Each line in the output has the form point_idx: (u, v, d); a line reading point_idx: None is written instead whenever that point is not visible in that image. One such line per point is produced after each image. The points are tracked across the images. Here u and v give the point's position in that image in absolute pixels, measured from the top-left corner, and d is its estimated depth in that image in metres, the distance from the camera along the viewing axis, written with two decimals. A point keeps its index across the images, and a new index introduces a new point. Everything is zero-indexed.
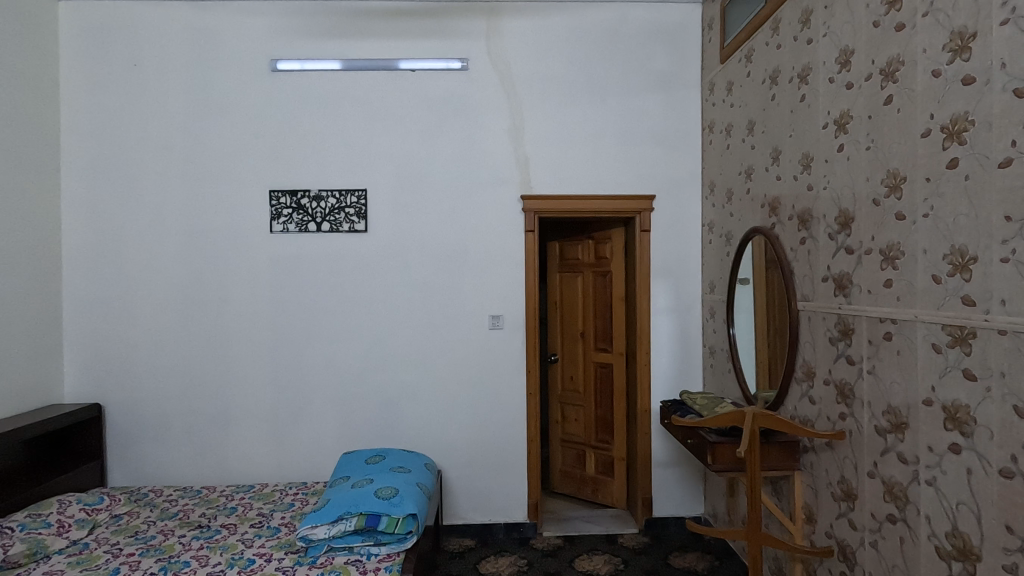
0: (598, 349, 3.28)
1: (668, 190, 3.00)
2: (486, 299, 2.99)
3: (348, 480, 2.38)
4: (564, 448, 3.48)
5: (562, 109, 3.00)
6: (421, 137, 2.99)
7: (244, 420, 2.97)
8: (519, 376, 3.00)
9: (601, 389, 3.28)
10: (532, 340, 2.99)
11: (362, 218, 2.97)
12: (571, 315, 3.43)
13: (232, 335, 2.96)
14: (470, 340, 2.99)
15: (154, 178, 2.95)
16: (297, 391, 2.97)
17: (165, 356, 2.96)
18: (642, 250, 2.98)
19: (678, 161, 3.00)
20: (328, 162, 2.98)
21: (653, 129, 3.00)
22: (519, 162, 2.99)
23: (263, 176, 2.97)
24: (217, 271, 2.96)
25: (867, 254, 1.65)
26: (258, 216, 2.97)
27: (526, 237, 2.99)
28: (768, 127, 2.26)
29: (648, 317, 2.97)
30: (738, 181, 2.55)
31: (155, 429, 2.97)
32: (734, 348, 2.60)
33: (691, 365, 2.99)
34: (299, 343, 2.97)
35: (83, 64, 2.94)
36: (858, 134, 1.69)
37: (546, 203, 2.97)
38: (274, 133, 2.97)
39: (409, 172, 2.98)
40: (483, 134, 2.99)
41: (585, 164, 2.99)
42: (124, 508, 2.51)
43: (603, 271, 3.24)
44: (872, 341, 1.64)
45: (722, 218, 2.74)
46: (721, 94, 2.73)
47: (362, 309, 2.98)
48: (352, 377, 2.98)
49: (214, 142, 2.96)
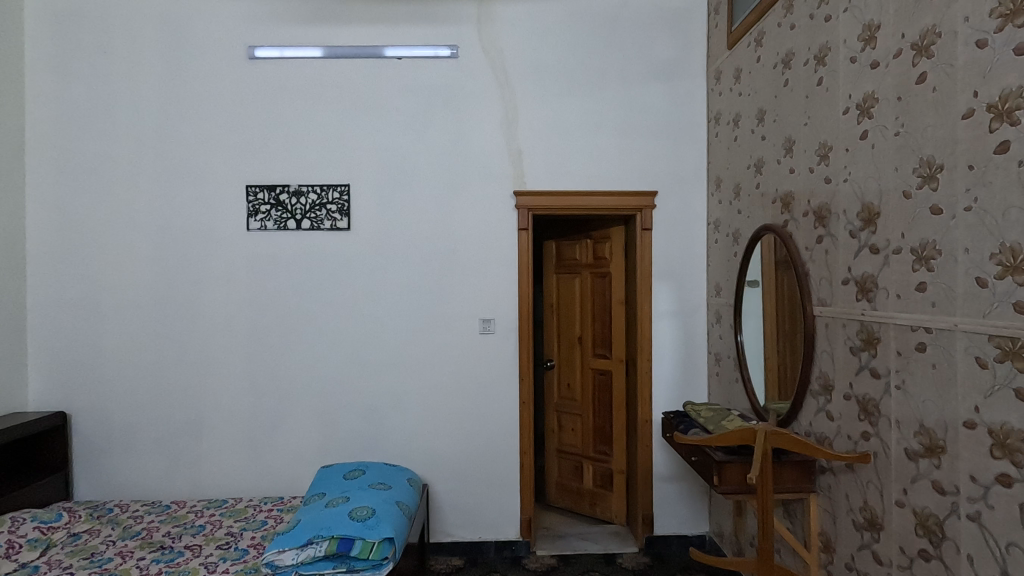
0: (597, 355, 3.09)
1: (671, 186, 2.81)
2: (477, 301, 2.81)
3: (322, 498, 2.19)
4: (560, 459, 3.29)
5: (558, 99, 2.81)
6: (407, 129, 2.81)
7: (218, 430, 2.79)
8: (512, 384, 2.81)
9: (599, 398, 3.09)
10: (525, 345, 2.80)
11: (344, 215, 2.79)
12: (568, 319, 3.24)
13: (206, 339, 2.79)
14: (459, 345, 2.81)
15: (125, 172, 2.78)
16: (275, 399, 2.79)
17: (134, 361, 2.78)
18: (643, 251, 2.79)
19: (682, 155, 2.81)
20: (309, 156, 2.80)
21: (655, 120, 2.81)
22: (512, 156, 2.81)
23: (240, 170, 2.79)
24: (191, 270, 2.78)
25: (896, 254, 1.46)
26: (234, 213, 2.79)
27: (519, 236, 2.80)
28: (780, 116, 2.07)
29: (650, 322, 2.78)
30: (746, 175, 2.36)
31: (124, 439, 2.79)
32: (741, 356, 2.41)
33: (695, 373, 2.80)
34: (278, 348, 2.79)
35: (50, 50, 2.77)
36: (886, 118, 1.50)
37: (541, 199, 2.79)
38: (252, 124, 2.79)
39: (394, 166, 2.80)
40: (474, 126, 2.81)
41: (583, 157, 2.80)
42: (84, 526, 2.34)
43: (602, 273, 3.05)
44: (901, 353, 1.44)
45: (729, 216, 2.55)
46: (728, 82, 2.55)
47: (344, 312, 2.80)
48: (334, 384, 2.80)
49: (188, 134, 2.78)
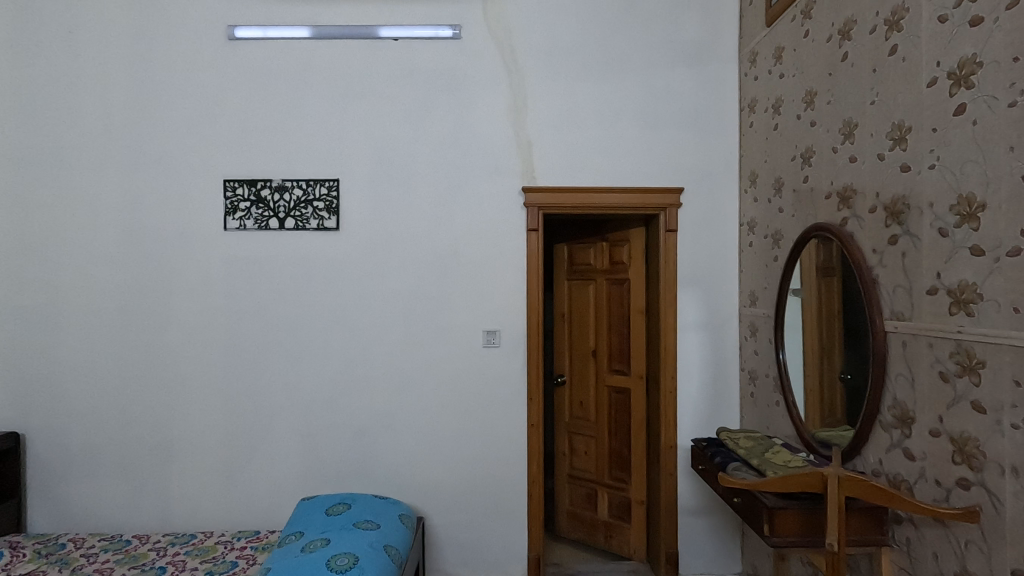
0: (613, 371, 2.78)
1: (699, 182, 2.50)
2: (481, 310, 2.51)
3: (299, 539, 1.90)
4: (572, 486, 2.97)
5: (572, 86, 2.52)
6: (404, 117, 2.52)
7: (190, 454, 2.49)
8: (520, 404, 2.50)
9: (616, 418, 2.77)
10: (535, 360, 2.49)
11: (333, 213, 2.49)
12: (581, 331, 2.92)
13: (177, 353, 2.49)
14: (460, 359, 2.50)
15: (90, 165, 2.50)
16: (253, 419, 2.49)
17: (97, 375, 2.49)
18: (667, 254, 2.49)
19: (711, 148, 2.51)
20: (294, 147, 2.51)
21: (681, 109, 2.51)
22: (521, 148, 2.52)
23: (217, 163, 2.50)
24: (161, 275, 2.49)
25: (1012, 256, 1.16)
26: (211, 211, 2.50)
27: (528, 237, 2.50)
28: (837, 96, 1.77)
29: (674, 334, 2.47)
30: (790, 169, 2.06)
31: (85, 464, 2.49)
32: (783, 375, 2.10)
33: (725, 393, 2.48)
34: (257, 362, 2.49)
35: (9, 30, 2.49)
36: (995, 86, 1.20)
37: (552, 197, 2.49)
38: (231, 112, 2.51)
39: (388, 159, 2.51)
40: (478, 114, 2.52)
41: (600, 151, 2.51)
42: (27, 568, 2.04)
43: (620, 279, 2.74)
44: (1019, 382, 1.14)
45: (768, 215, 2.24)
46: (767, 63, 2.25)
47: (332, 321, 2.50)
48: (319, 403, 2.49)
49: (160, 123, 2.50)
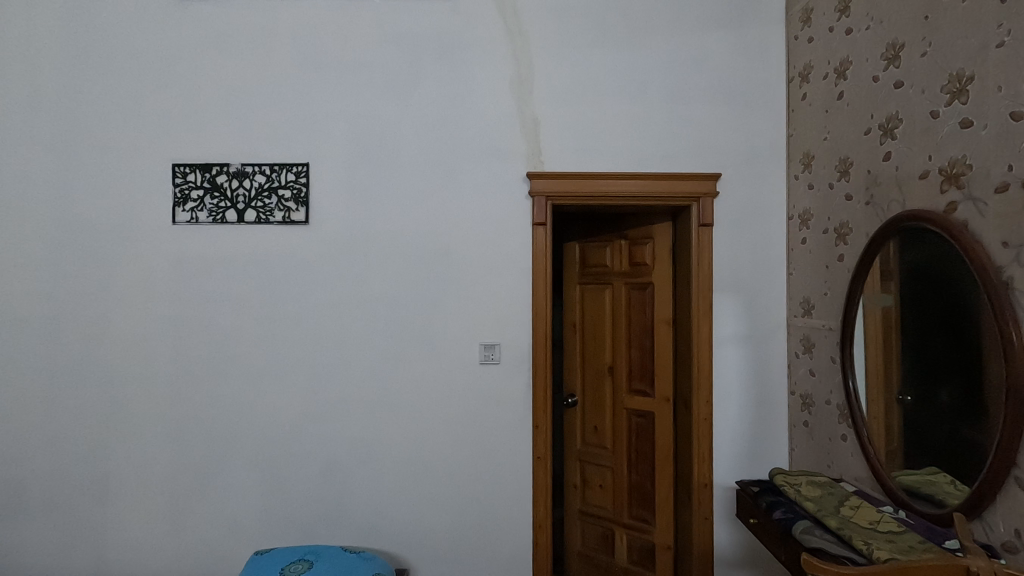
0: (633, 392, 2.36)
1: (738, 167, 2.09)
2: (477, 320, 2.10)
3: None
4: (585, 525, 2.54)
5: (587, 53, 2.11)
6: (386, 90, 2.12)
7: (130, 491, 2.09)
8: (523, 433, 2.09)
9: (637, 448, 2.35)
10: (542, 381, 2.08)
11: (301, 204, 2.09)
12: (595, 343, 2.50)
13: (117, 369, 2.09)
14: (452, 378, 2.09)
15: (15, 146, 2.11)
16: (205, 449, 2.09)
17: (18, 397, 2.09)
18: (700, 253, 2.07)
19: (753, 127, 2.09)
20: (256, 126, 2.11)
21: (717, 80, 2.10)
22: (526, 127, 2.11)
23: (166, 144, 2.11)
24: (97, 278, 2.09)
25: None
26: (157, 201, 2.11)
27: (534, 233, 2.09)
28: (937, 43, 1.36)
29: (709, 350, 2.06)
30: (863, 145, 1.65)
31: (4, 503, 2.09)
32: (854, 403, 1.68)
33: (769, 421, 2.07)
34: (211, 381, 2.09)
35: None
36: None
37: (562, 184, 2.09)
38: (183, 84, 2.11)
39: (368, 140, 2.11)
40: (474, 86, 2.11)
41: (620, 130, 2.10)
42: None
43: (642, 284, 2.32)
44: None
45: (828, 204, 1.83)
46: (828, 17, 1.84)
47: (301, 333, 2.09)
48: (284, 429, 2.09)
49: (99, 97, 2.11)
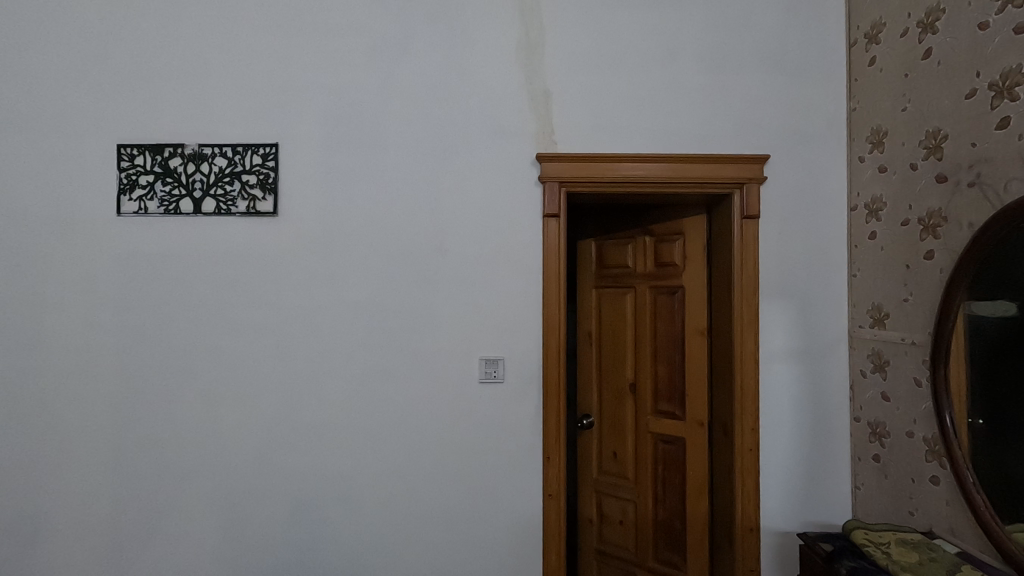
0: (660, 414, 2.01)
1: (789, 147, 1.75)
2: (477, 331, 1.76)
3: None
4: (602, 568, 2.19)
5: (609, 14, 1.78)
6: (370, 57, 1.79)
7: (65, 532, 1.76)
8: (532, 465, 1.74)
9: (664, 480, 2.00)
10: (554, 403, 1.74)
11: (269, 192, 1.77)
12: (614, 356, 2.16)
13: (53, 388, 1.77)
14: (447, 399, 1.75)
15: None
16: (154, 483, 1.76)
17: None
18: (743, 252, 1.73)
19: (807, 100, 1.75)
20: (217, 101, 1.79)
21: (763, 46, 1.76)
22: (536, 101, 1.78)
23: (112, 122, 1.79)
24: (28, 279, 1.77)
25: None
26: (99, 188, 1.78)
27: (545, 226, 1.75)
28: None
29: (755, 367, 1.71)
30: (965, 111, 1.31)
31: None
32: (949, 437, 1.33)
33: (826, 453, 1.72)
34: (163, 401, 1.76)
35: None
36: None
37: (579, 168, 1.75)
38: (132, 52, 1.79)
39: (348, 117, 1.78)
40: (476, 54, 1.78)
41: (647, 104, 1.76)
42: None
43: (670, 288, 1.97)
44: None
45: (908, 190, 1.49)
46: None
47: (268, 345, 1.76)
48: (246, 460, 1.75)
49: (32, 66, 1.78)
